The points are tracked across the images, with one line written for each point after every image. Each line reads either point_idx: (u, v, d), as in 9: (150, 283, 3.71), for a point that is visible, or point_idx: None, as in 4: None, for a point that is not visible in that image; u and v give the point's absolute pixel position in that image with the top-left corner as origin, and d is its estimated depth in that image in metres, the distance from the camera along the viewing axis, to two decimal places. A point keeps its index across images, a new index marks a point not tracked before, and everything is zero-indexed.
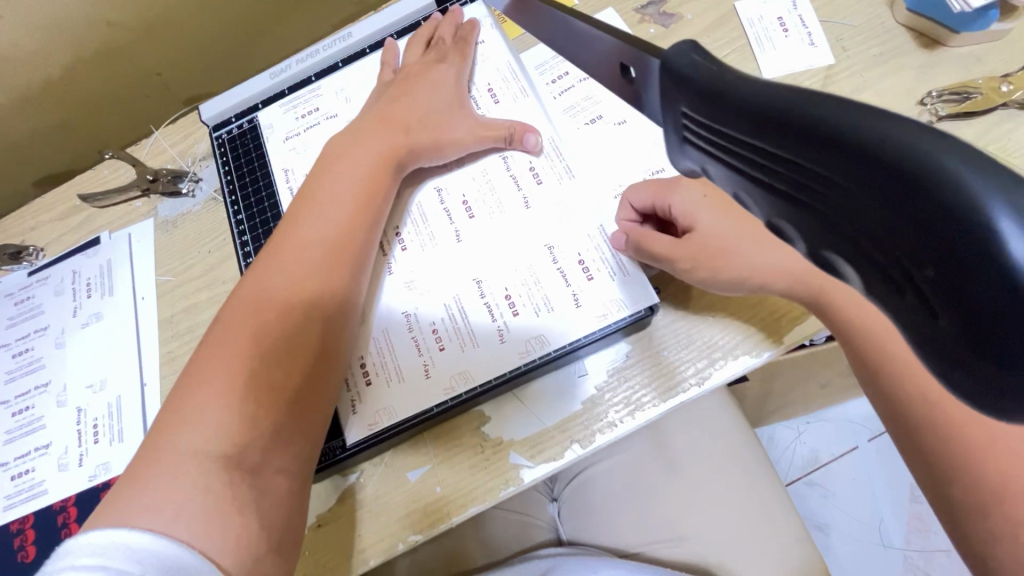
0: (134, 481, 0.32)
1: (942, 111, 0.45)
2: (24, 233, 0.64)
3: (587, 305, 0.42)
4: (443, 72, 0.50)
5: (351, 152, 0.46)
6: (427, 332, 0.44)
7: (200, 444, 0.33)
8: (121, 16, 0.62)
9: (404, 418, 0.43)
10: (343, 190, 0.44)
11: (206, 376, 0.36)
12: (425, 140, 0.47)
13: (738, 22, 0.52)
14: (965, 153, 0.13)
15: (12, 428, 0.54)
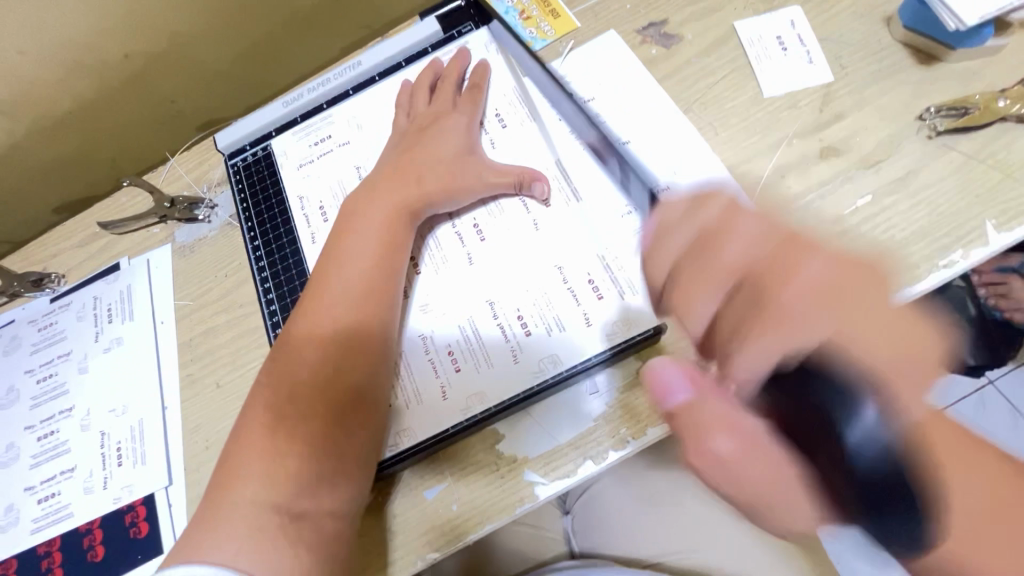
0: (210, 524, 0.38)
1: (941, 126, 0.46)
2: (45, 260, 0.65)
3: (598, 325, 0.43)
4: (454, 121, 0.52)
5: (369, 207, 0.49)
6: (443, 355, 0.45)
7: (254, 492, 0.38)
8: (138, 49, 0.64)
9: (422, 440, 0.44)
10: (364, 242, 0.46)
11: (260, 427, 0.41)
12: (437, 187, 0.48)
13: (737, 43, 0.53)
14: None
15: (37, 452, 0.55)
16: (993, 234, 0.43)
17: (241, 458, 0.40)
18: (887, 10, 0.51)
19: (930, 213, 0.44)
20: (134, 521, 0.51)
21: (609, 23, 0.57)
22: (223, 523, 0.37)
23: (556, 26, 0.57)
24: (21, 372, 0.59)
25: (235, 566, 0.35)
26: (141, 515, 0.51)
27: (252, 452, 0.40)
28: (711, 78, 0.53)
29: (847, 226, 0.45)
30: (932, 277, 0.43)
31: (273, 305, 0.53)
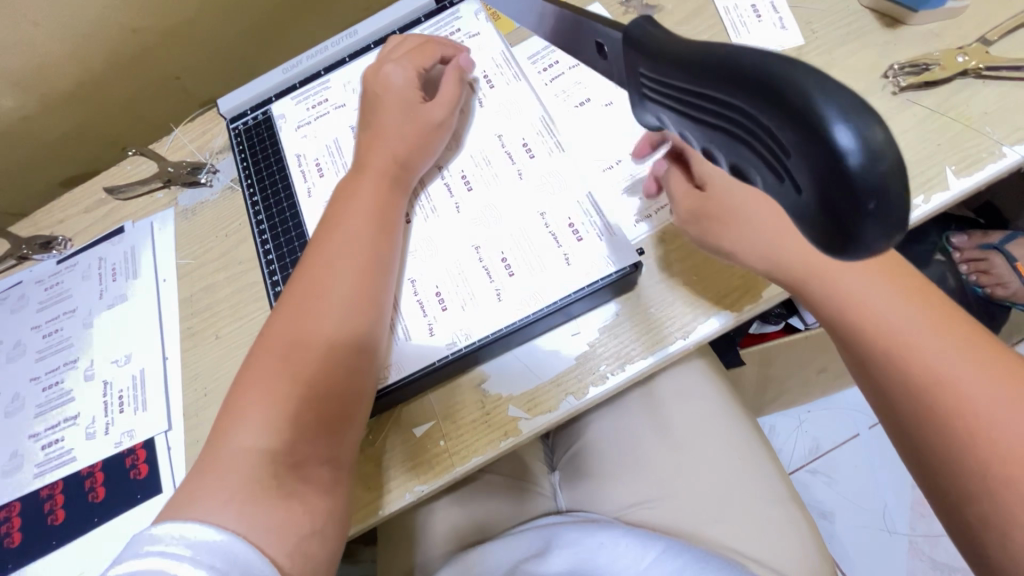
0: (197, 487, 0.37)
1: (904, 82, 0.49)
2: (53, 225, 0.68)
3: (576, 265, 0.46)
4: (393, 71, 0.52)
5: (358, 181, 0.49)
6: (431, 297, 0.48)
7: (255, 441, 0.38)
8: (146, 23, 0.67)
9: (411, 376, 0.46)
10: (360, 213, 0.47)
11: (253, 387, 0.40)
12: (413, 154, 0.50)
13: (714, 11, 0.56)
14: (823, 83, 0.15)
15: (42, 402, 0.57)
16: (953, 180, 0.45)
17: (232, 417, 0.39)
18: None
19: None
20: (134, 463, 0.52)
21: None
22: (219, 477, 0.36)
23: None
24: (28, 328, 0.61)
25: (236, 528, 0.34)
26: (141, 457, 0.53)
27: (251, 408, 0.39)
28: None
29: None
30: None
31: (271, 259, 0.54)
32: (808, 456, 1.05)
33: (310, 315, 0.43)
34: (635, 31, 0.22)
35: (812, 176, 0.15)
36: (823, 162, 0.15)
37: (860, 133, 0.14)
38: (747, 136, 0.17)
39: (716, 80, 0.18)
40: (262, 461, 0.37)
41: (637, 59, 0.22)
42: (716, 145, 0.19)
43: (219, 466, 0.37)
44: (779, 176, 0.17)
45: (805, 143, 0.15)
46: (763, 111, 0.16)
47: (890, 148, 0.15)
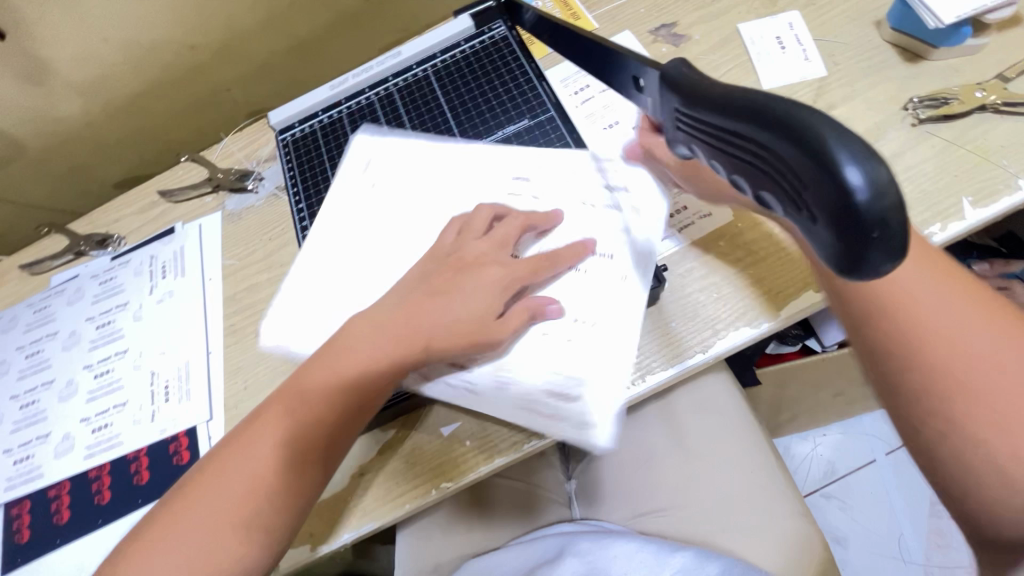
0: (134, 559, 0.40)
1: (923, 114, 0.51)
2: (108, 224, 0.72)
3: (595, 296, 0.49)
4: (489, 272, 0.48)
5: (369, 329, 0.45)
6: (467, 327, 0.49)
7: (203, 538, 0.40)
8: (204, 40, 0.72)
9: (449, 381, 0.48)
10: (350, 369, 0.44)
11: (221, 473, 0.41)
12: (445, 345, 0.45)
13: (740, 42, 0.59)
14: (835, 127, 0.18)
15: (94, 388, 0.61)
16: (970, 210, 0.47)
17: (192, 499, 0.41)
18: (878, 15, 0.57)
19: (913, 190, 0.48)
20: (177, 450, 0.56)
21: (625, 23, 0.63)
22: (158, 563, 0.39)
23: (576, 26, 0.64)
24: (82, 319, 0.66)
25: None
26: (184, 445, 0.56)
27: (211, 499, 0.41)
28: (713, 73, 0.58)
29: None
30: None
31: None
32: (822, 479, 1.05)
33: (292, 417, 0.43)
34: (673, 71, 0.25)
35: (824, 207, 0.18)
36: (834, 188, 0.17)
37: (868, 172, 0.17)
38: (769, 170, 0.20)
39: (744, 121, 0.20)
40: (207, 553, 0.39)
41: (672, 96, 0.25)
42: (744, 175, 0.22)
43: (173, 540, 0.40)
44: (801, 207, 0.19)
45: (819, 174, 0.18)
46: (786, 146, 0.19)
47: (895, 184, 0.17)
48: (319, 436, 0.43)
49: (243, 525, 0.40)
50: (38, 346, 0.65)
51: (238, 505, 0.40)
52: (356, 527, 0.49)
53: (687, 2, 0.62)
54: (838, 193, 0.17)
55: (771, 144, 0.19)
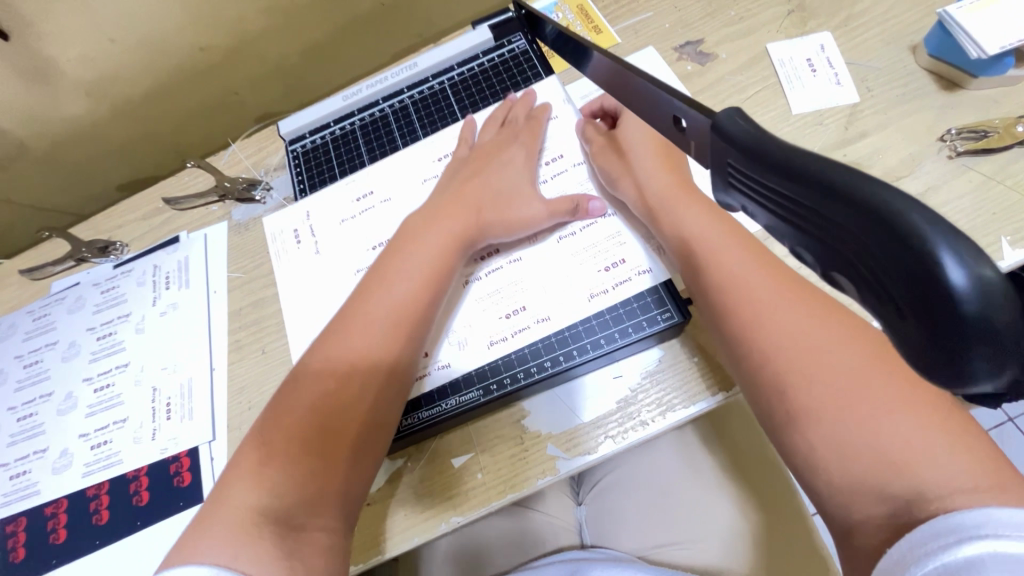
0: (203, 526, 0.38)
1: (960, 147, 0.49)
2: (111, 230, 0.71)
3: (618, 289, 0.49)
4: (514, 152, 0.56)
5: (422, 231, 0.51)
6: (502, 295, 0.52)
7: (257, 501, 0.39)
8: (214, 42, 0.70)
9: (470, 381, 0.49)
10: (414, 269, 0.48)
11: (271, 435, 0.42)
12: (492, 219, 0.52)
13: (769, 62, 0.57)
14: (936, 221, 0.16)
15: (93, 402, 0.59)
16: (1008, 250, 0.45)
17: (243, 467, 0.41)
18: (914, 39, 0.55)
19: None
20: (178, 471, 0.54)
21: (649, 39, 0.61)
22: (212, 532, 0.38)
23: (598, 40, 0.62)
24: (83, 330, 0.64)
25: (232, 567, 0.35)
26: (185, 466, 0.54)
27: (263, 465, 0.41)
28: (740, 95, 0.56)
29: None
30: None
31: None
32: None
33: (335, 370, 0.44)
34: (729, 123, 0.23)
35: (918, 311, 0.16)
36: (935, 290, 0.16)
37: (973, 273, 0.16)
38: (849, 256, 0.18)
39: (825, 203, 0.19)
40: (260, 519, 0.38)
41: (726, 152, 0.23)
42: (811, 253, 0.20)
43: (227, 503, 0.39)
44: (888, 305, 0.18)
45: (915, 273, 0.16)
46: (876, 238, 0.17)
47: (1002, 286, 0.16)
48: (371, 387, 0.44)
49: (299, 484, 0.40)
50: (37, 356, 0.64)
51: (294, 463, 0.40)
52: (363, 561, 0.47)
53: (714, 19, 0.60)
54: (941, 299, 0.16)
55: (857, 231, 0.18)
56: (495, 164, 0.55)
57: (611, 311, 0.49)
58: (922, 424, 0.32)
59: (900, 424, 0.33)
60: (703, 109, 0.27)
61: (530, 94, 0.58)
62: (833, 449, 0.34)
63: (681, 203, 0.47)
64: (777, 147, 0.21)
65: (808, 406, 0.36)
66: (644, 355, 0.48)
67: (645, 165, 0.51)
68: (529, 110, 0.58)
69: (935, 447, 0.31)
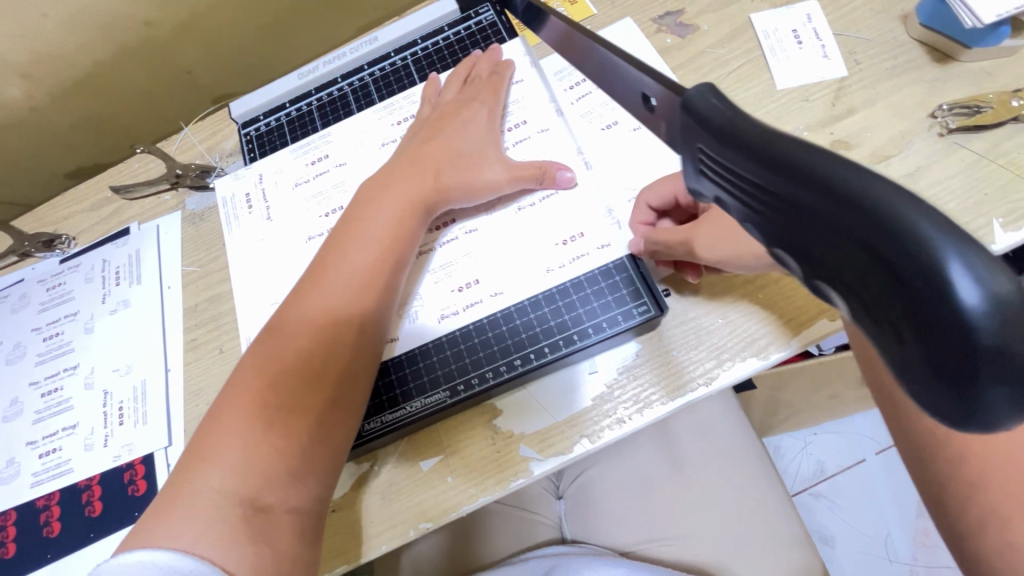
0: (161, 516, 0.35)
1: (952, 123, 0.46)
2: (57, 222, 0.66)
3: (577, 264, 0.47)
4: (476, 112, 0.52)
5: (379, 194, 0.48)
6: (460, 267, 0.49)
7: (221, 483, 0.36)
8: (159, 17, 0.65)
9: (420, 355, 0.47)
10: (374, 235, 0.45)
11: (235, 409, 0.39)
12: (454, 181, 0.48)
13: (753, 34, 0.54)
14: (937, 222, 0.15)
15: (41, 408, 0.56)
16: (999, 233, 0.43)
17: (203, 447, 0.38)
18: (905, 8, 0.51)
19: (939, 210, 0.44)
20: (132, 479, 0.51)
21: (626, 11, 0.57)
22: (176, 518, 0.35)
23: (572, 12, 0.58)
24: (28, 330, 0.60)
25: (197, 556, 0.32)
26: (140, 473, 0.51)
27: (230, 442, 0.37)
28: (722, 69, 0.53)
29: None
30: None
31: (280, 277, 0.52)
32: (812, 480, 1.03)
33: (296, 342, 0.41)
34: (701, 105, 0.22)
35: (912, 325, 0.16)
36: (938, 300, 0.15)
37: (982, 285, 0.14)
38: (834, 260, 0.18)
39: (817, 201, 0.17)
40: (225, 501, 0.35)
41: (702, 140, 0.22)
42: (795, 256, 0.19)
43: (192, 483, 0.36)
44: (878, 318, 0.17)
45: (915, 278, 0.15)
46: (871, 241, 0.16)
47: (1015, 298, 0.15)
48: (333, 361, 0.41)
49: (264, 464, 0.37)
50: None
51: (261, 440, 0.37)
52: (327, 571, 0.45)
53: None
54: (938, 315, 0.15)
55: (852, 235, 0.16)
56: (458, 122, 0.51)
57: (579, 284, 0.46)
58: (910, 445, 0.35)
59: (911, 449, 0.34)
60: (666, 82, 0.24)
61: (495, 50, 0.55)
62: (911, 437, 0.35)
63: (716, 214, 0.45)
64: (756, 134, 0.19)
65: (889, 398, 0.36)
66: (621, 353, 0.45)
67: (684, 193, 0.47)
68: (492, 66, 0.54)
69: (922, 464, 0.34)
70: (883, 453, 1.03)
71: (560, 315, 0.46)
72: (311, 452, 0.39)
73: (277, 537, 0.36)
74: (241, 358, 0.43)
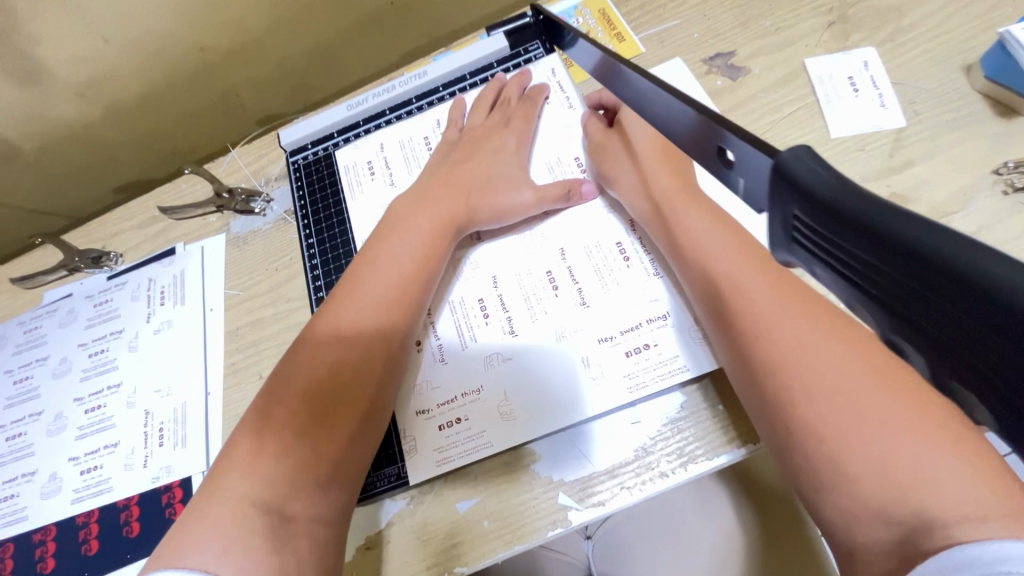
0: (185, 538, 0.36)
1: (1018, 182, 0.45)
2: (107, 239, 0.68)
3: (623, 303, 0.47)
4: (506, 137, 0.53)
5: (410, 215, 0.49)
6: (474, 302, 0.50)
7: (250, 490, 0.37)
8: (214, 42, 0.66)
9: (454, 400, 0.47)
10: (399, 258, 0.47)
11: (275, 414, 0.41)
12: (484, 203, 0.50)
13: (807, 80, 0.53)
14: None
15: (84, 424, 0.57)
16: None
17: (239, 455, 0.39)
18: (967, 58, 0.50)
19: None
20: (169, 502, 0.52)
21: (675, 50, 0.57)
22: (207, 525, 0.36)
23: (621, 49, 0.58)
24: (74, 345, 0.61)
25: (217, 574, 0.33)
26: (178, 497, 0.52)
27: (284, 391, 0.42)
28: (776, 114, 0.52)
29: None
30: None
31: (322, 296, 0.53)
32: None
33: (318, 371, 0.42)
34: (798, 169, 0.21)
35: None
36: None
37: None
38: (999, 379, 0.16)
39: (952, 297, 0.17)
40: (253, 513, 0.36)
41: (799, 207, 0.21)
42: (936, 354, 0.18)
43: (246, 448, 0.40)
44: None
45: None
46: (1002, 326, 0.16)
47: None
48: (363, 387, 0.42)
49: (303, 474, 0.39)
50: (27, 372, 0.61)
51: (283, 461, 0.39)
52: None
53: (747, 30, 0.56)
54: None
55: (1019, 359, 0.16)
56: (490, 142, 0.53)
57: (621, 297, 0.47)
58: (944, 451, 0.30)
59: (915, 452, 0.30)
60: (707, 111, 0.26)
61: (525, 73, 0.56)
62: (871, 449, 0.31)
63: (724, 262, 0.41)
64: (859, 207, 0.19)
65: (824, 395, 0.33)
66: (676, 375, 0.44)
67: (649, 164, 0.47)
68: (522, 89, 0.55)
69: (958, 477, 0.29)
70: None
71: (611, 363, 0.45)
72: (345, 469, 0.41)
73: (302, 548, 0.37)
74: (272, 373, 0.44)
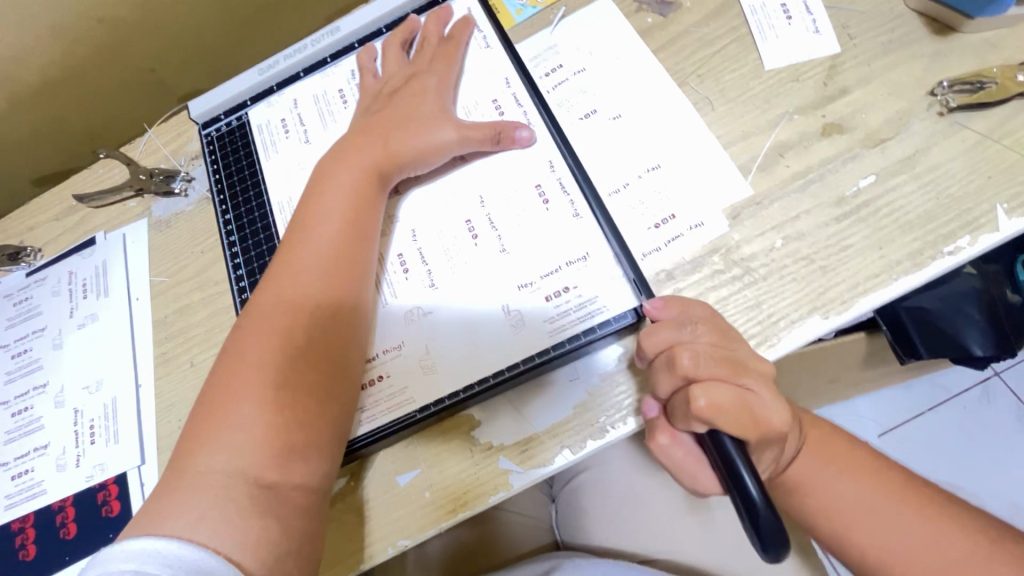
0: (162, 504, 0.35)
1: (953, 102, 0.43)
2: (23, 233, 0.64)
3: (551, 250, 0.44)
4: (427, 81, 0.49)
5: (335, 169, 0.46)
6: (394, 258, 0.47)
7: (224, 461, 0.35)
8: (112, 12, 0.61)
9: (375, 358, 0.45)
10: (338, 210, 0.44)
11: (232, 380, 0.38)
12: (406, 147, 0.46)
13: (739, 10, 0.50)
14: None
15: (12, 428, 0.54)
16: (1002, 220, 0.40)
17: (202, 430, 0.37)
18: None
19: (938, 196, 0.42)
20: (106, 500, 0.50)
21: None
22: (189, 493, 0.35)
23: None
24: None
25: (200, 547, 0.32)
26: (113, 493, 0.50)
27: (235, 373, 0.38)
28: (710, 49, 0.49)
29: (847, 209, 0.43)
30: (934, 265, 0.40)
31: (240, 270, 0.50)
32: None
33: (271, 337, 0.39)
34: None
35: None
36: None
37: None
38: None
39: None
40: (234, 480, 0.35)
41: None
42: None
43: (209, 435, 0.36)
44: None
45: None
46: None
47: None
48: (316, 343, 0.40)
49: (267, 442, 0.36)
50: None
51: (254, 439, 0.36)
52: None
53: None
54: None
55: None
56: (408, 89, 0.49)
57: (549, 238, 0.44)
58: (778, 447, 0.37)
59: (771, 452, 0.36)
60: None
61: (446, 9, 0.53)
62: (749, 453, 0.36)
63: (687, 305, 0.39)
64: None
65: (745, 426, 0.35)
66: (596, 316, 0.42)
67: None
68: (442, 27, 0.52)
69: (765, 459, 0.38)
70: (918, 418, 0.90)
71: (538, 312, 0.43)
72: (315, 432, 0.38)
73: (282, 515, 0.35)
74: (216, 355, 0.41)
